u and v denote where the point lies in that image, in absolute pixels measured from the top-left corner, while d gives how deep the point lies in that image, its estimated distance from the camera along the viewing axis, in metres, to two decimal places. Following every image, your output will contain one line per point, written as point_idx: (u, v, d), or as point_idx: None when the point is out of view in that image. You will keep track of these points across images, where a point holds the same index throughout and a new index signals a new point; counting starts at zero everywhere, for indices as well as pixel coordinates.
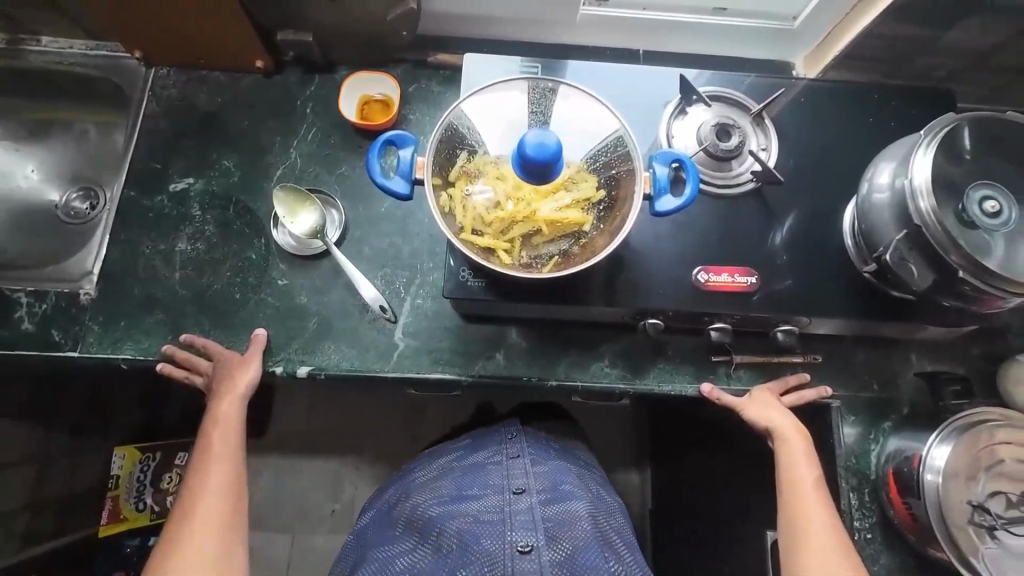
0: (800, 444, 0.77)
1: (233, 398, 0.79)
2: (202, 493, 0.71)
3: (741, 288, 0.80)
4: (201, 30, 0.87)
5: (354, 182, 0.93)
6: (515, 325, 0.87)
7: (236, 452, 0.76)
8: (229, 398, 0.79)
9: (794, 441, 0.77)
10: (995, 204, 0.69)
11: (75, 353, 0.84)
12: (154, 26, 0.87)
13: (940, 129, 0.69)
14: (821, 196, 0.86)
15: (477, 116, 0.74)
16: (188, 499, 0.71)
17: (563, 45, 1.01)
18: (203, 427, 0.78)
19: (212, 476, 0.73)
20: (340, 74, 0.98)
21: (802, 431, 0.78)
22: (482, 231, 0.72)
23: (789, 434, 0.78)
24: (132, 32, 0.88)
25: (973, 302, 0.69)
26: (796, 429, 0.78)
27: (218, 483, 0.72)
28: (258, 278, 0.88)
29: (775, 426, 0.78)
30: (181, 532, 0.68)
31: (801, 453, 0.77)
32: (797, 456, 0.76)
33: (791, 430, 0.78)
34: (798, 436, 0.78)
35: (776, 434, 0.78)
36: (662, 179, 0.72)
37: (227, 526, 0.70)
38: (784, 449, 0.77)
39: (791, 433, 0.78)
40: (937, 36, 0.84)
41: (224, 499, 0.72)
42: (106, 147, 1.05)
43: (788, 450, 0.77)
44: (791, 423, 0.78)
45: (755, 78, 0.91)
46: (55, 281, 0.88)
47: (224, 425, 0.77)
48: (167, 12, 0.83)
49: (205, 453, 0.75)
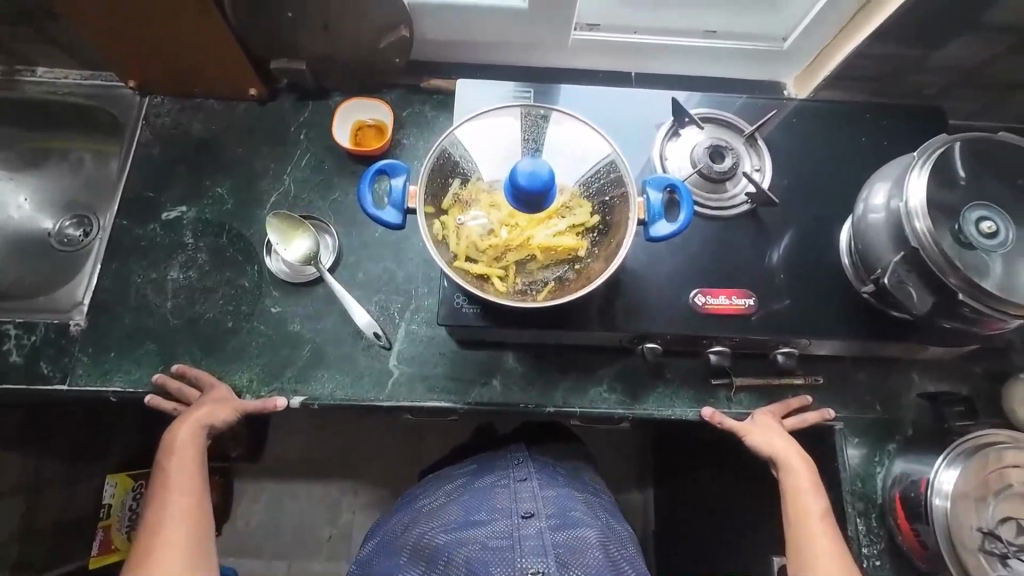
0: (803, 466, 0.76)
1: (192, 422, 0.78)
2: (164, 521, 0.71)
3: (739, 310, 0.79)
4: (200, 39, 0.83)
5: (347, 207, 0.92)
6: (512, 350, 0.85)
7: (197, 475, 0.75)
8: (185, 422, 0.77)
9: (797, 465, 0.76)
10: (992, 225, 0.69)
11: (64, 386, 0.83)
12: (147, 31, 0.82)
13: (933, 150, 0.69)
14: (817, 216, 0.85)
15: (470, 142, 0.74)
16: (150, 527, 0.71)
17: (554, 67, 1.01)
18: (159, 454, 0.77)
19: (170, 505, 0.72)
20: (334, 99, 0.98)
21: (805, 455, 0.77)
22: (477, 259, 0.71)
23: (791, 458, 0.76)
24: (120, 36, 0.83)
25: (976, 324, 0.68)
26: (800, 454, 0.77)
27: (178, 510, 0.72)
28: (251, 306, 0.87)
29: (777, 451, 0.77)
30: (146, 560, 0.68)
31: (806, 479, 0.75)
32: (803, 482, 0.75)
33: (793, 454, 0.77)
34: (802, 461, 0.76)
35: (779, 460, 0.77)
36: (656, 205, 0.72)
37: (192, 550, 0.70)
38: (789, 476, 0.76)
39: (794, 457, 0.76)
40: (925, 55, 0.85)
41: (186, 524, 0.71)
42: (101, 174, 1.04)
43: (792, 474, 0.76)
44: (793, 446, 0.77)
45: (747, 99, 0.91)
46: (46, 312, 0.87)
47: (181, 450, 0.76)
48: (163, 15, 0.78)
49: (165, 480, 0.74)
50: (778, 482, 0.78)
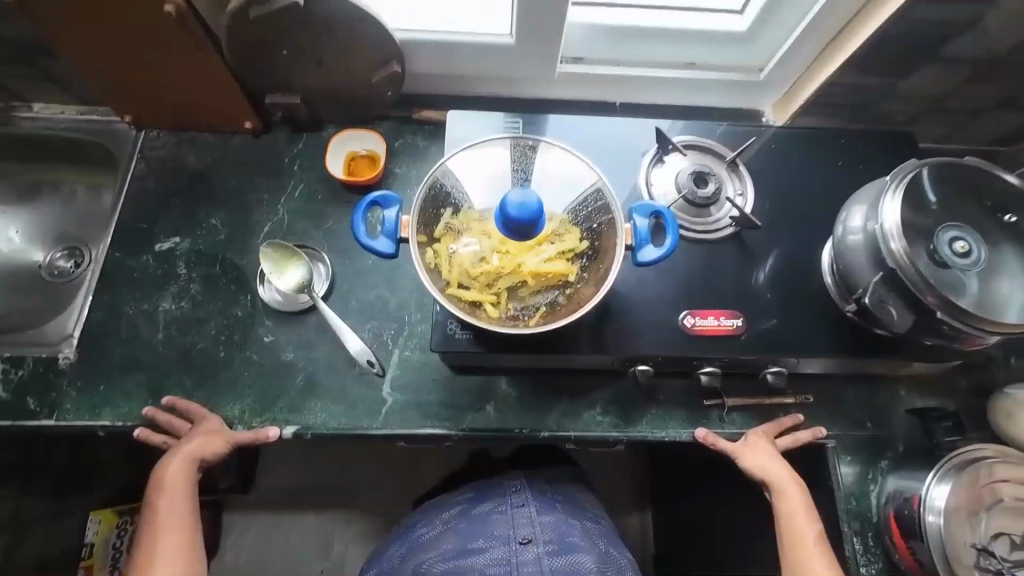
0: (796, 490, 0.76)
1: (184, 458, 0.76)
2: (156, 561, 0.70)
3: (727, 331, 0.81)
4: (202, 67, 0.84)
5: (340, 236, 0.94)
6: (505, 375, 0.86)
7: (189, 512, 0.74)
8: (176, 458, 0.76)
9: (789, 488, 0.76)
10: (964, 244, 0.72)
11: (50, 421, 0.82)
12: (149, 53, 0.81)
13: (905, 174, 0.72)
14: (798, 237, 0.88)
15: (460, 172, 0.76)
16: (140, 568, 0.70)
17: (541, 98, 1.04)
18: (149, 490, 0.75)
19: (162, 545, 0.71)
20: (328, 131, 1.00)
21: (798, 479, 0.77)
22: (469, 285, 0.72)
23: (784, 482, 0.77)
24: (119, 54, 0.81)
25: (956, 341, 0.70)
26: (793, 478, 0.77)
27: (170, 549, 0.71)
28: (243, 336, 0.87)
29: (771, 474, 0.77)
30: None
31: (800, 504, 0.75)
32: (796, 507, 0.75)
33: (786, 478, 0.77)
34: (796, 484, 0.77)
35: (773, 484, 0.77)
36: (642, 230, 0.74)
37: None
38: (783, 500, 0.76)
39: (787, 481, 0.77)
40: (893, 84, 0.90)
41: (178, 564, 0.70)
42: (94, 206, 1.05)
43: (786, 498, 0.76)
44: (786, 470, 0.78)
45: (728, 127, 0.94)
46: (35, 345, 0.86)
47: (172, 486, 0.75)
48: (172, 41, 0.78)
49: (156, 518, 0.73)
50: (771, 505, 0.79)
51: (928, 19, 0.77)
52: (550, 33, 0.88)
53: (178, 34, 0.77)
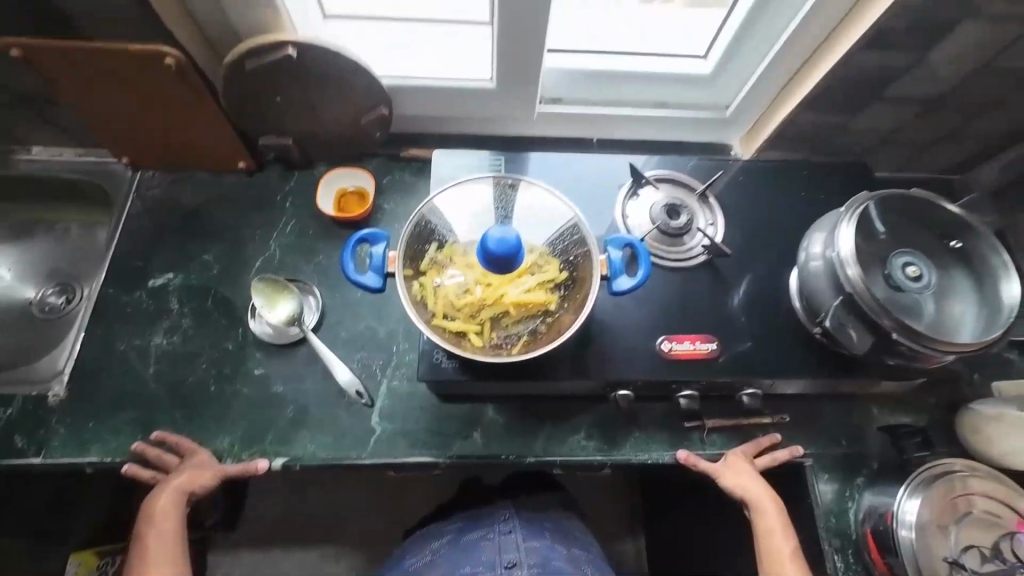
0: (774, 509, 0.79)
1: (172, 492, 0.78)
2: None
3: (703, 355, 0.84)
4: (202, 112, 0.88)
5: (330, 270, 0.97)
6: (491, 403, 0.88)
7: (177, 546, 0.76)
8: (165, 492, 0.77)
9: (767, 505, 0.79)
10: (916, 268, 0.78)
11: (38, 459, 0.82)
12: (151, 98, 0.85)
13: (857, 206, 0.78)
14: (767, 264, 0.93)
15: (444, 208, 0.80)
16: None
17: (523, 135, 1.10)
18: (138, 524, 0.77)
19: None
20: (318, 169, 1.05)
21: (776, 498, 0.80)
22: (454, 316, 0.76)
23: (763, 500, 0.79)
24: (123, 98, 0.85)
25: (915, 359, 0.75)
26: (771, 497, 0.79)
27: None
28: (234, 369, 0.89)
29: (750, 493, 0.80)
30: None
31: (777, 523, 0.78)
32: (773, 525, 0.78)
33: (765, 497, 0.79)
34: (773, 503, 0.79)
35: (752, 503, 0.80)
36: (617, 262, 0.79)
37: None
38: (761, 519, 0.79)
39: (766, 500, 0.79)
40: (847, 120, 0.97)
41: None
42: (88, 244, 1.08)
43: (763, 516, 0.79)
44: (765, 489, 0.80)
45: (698, 161, 1.00)
46: (25, 383, 0.87)
47: (161, 519, 0.76)
48: (174, 88, 0.84)
49: (144, 552, 0.74)
50: (751, 523, 0.81)
51: (872, 63, 0.85)
52: (528, 77, 0.95)
53: (182, 83, 0.82)
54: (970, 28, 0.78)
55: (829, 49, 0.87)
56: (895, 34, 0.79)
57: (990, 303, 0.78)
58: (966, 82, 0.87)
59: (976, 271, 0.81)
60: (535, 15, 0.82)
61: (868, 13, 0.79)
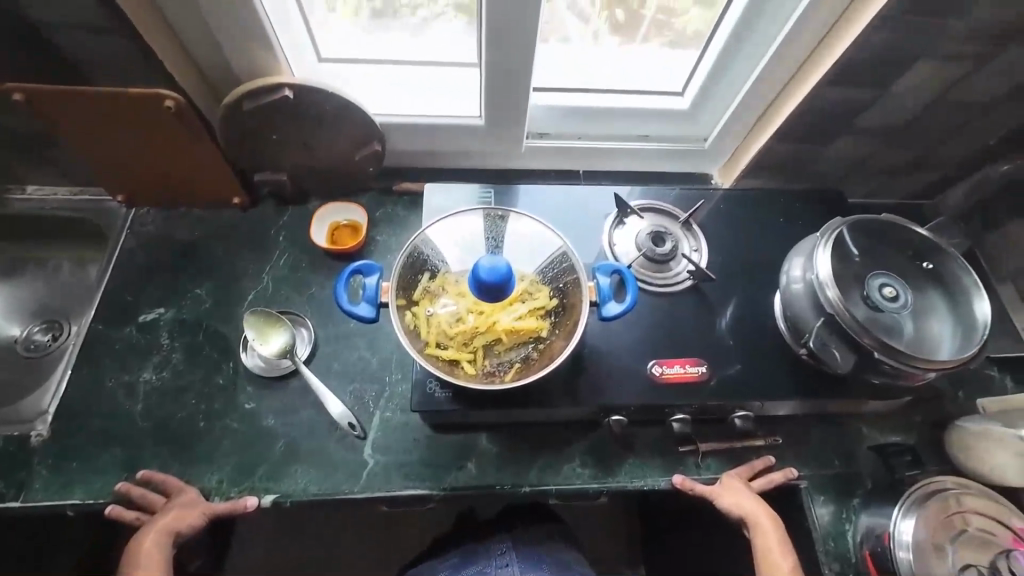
0: (772, 526, 0.79)
1: (159, 532, 0.75)
2: None
3: (693, 378, 0.86)
4: (200, 152, 0.91)
5: (322, 302, 0.97)
6: (485, 432, 0.87)
7: None
8: (152, 532, 0.75)
9: (765, 524, 0.79)
10: (892, 289, 0.82)
11: (17, 502, 0.79)
12: (151, 139, 0.88)
13: (832, 230, 0.82)
14: (751, 288, 0.96)
15: (436, 239, 0.82)
16: None
17: (511, 168, 1.14)
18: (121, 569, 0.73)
19: None
20: (311, 203, 1.07)
21: (773, 515, 0.80)
22: (446, 344, 0.77)
23: (761, 518, 0.79)
24: (123, 138, 0.88)
25: (899, 377, 0.77)
26: (768, 514, 0.79)
27: None
28: (224, 404, 0.88)
29: (748, 512, 0.80)
30: None
31: (777, 541, 0.77)
32: (773, 544, 0.77)
33: (763, 515, 0.79)
34: (771, 521, 0.79)
35: (751, 522, 0.79)
36: (605, 288, 0.82)
37: None
38: (760, 538, 0.78)
39: (764, 516, 0.79)
40: (818, 150, 1.02)
41: None
42: (78, 281, 1.08)
43: (762, 534, 0.78)
44: (762, 506, 0.80)
45: (680, 190, 1.04)
46: (7, 423, 0.85)
47: (146, 562, 0.73)
48: (174, 129, 0.86)
49: None
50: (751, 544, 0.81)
51: (838, 97, 0.90)
52: (516, 113, 0.99)
53: (183, 125, 0.85)
54: (923, 66, 0.84)
55: (797, 85, 0.93)
56: (856, 71, 0.85)
57: (965, 321, 0.81)
58: (925, 113, 0.93)
59: (950, 291, 0.85)
60: (521, 56, 0.87)
61: (831, 53, 0.85)
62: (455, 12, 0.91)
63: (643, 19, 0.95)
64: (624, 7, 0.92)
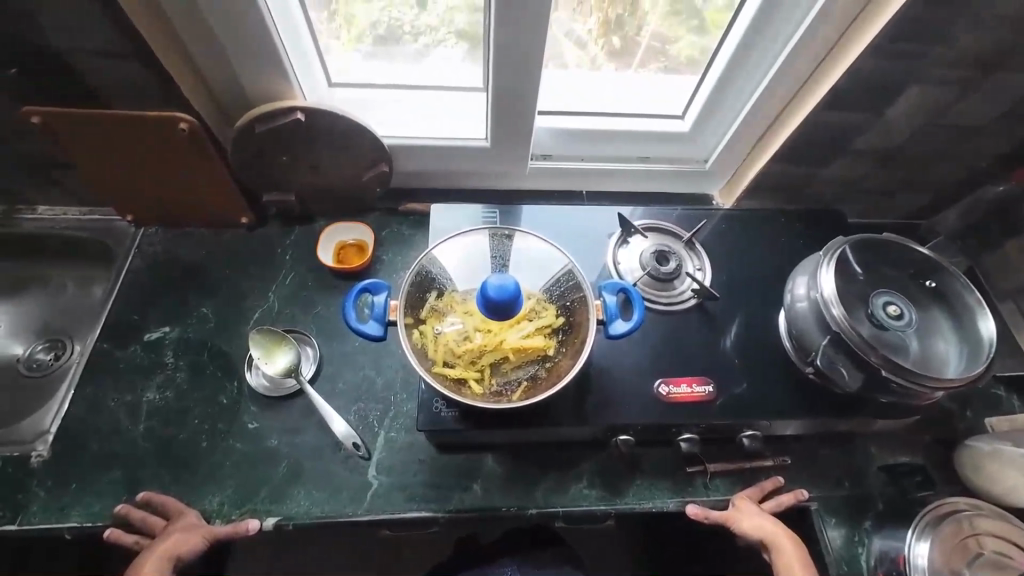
0: (792, 546, 0.78)
1: (158, 556, 0.74)
2: None
3: (700, 397, 0.85)
4: (210, 173, 0.93)
5: (328, 320, 0.97)
6: (491, 452, 0.86)
7: None
8: (153, 556, 0.74)
9: (786, 544, 0.78)
10: (895, 307, 0.82)
11: (13, 526, 0.78)
12: (163, 159, 0.90)
13: (835, 249, 0.83)
14: (754, 306, 0.96)
15: (443, 258, 0.83)
16: None
17: (515, 189, 1.16)
18: None
19: None
20: (318, 223, 1.08)
21: (791, 534, 0.79)
22: (454, 363, 0.77)
23: (781, 539, 0.78)
24: (135, 159, 0.90)
25: (908, 396, 0.77)
26: (786, 533, 0.79)
27: None
28: (227, 424, 0.87)
29: (766, 532, 0.79)
30: None
31: (799, 563, 0.76)
32: (796, 566, 0.76)
33: (782, 537, 0.78)
34: (791, 542, 0.78)
35: (771, 544, 0.79)
36: (612, 306, 0.81)
37: None
38: (782, 561, 0.77)
39: (784, 539, 0.78)
40: (816, 171, 1.04)
41: None
42: (82, 299, 1.08)
43: (784, 557, 0.77)
44: (781, 528, 0.79)
45: (682, 210, 1.06)
46: (7, 444, 0.84)
47: None
48: (185, 151, 0.88)
49: None
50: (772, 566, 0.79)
51: (834, 121, 0.93)
52: (519, 136, 1.01)
53: (194, 147, 0.87)
54: (915, 91, 0.86)
55: (795, 109, 0.95)
56: (850, 95, 0.88)
57: (971, 339, 0.82)
58: (920, 136, 0.95)
59: (954, 309, 0.85)
60: (522, 79, 0.90)
61: (827, 79, 0.88)
62: (456, 38, 0.93)
63: (639, 46, 0.98)
64: (619, 34, 0.95)
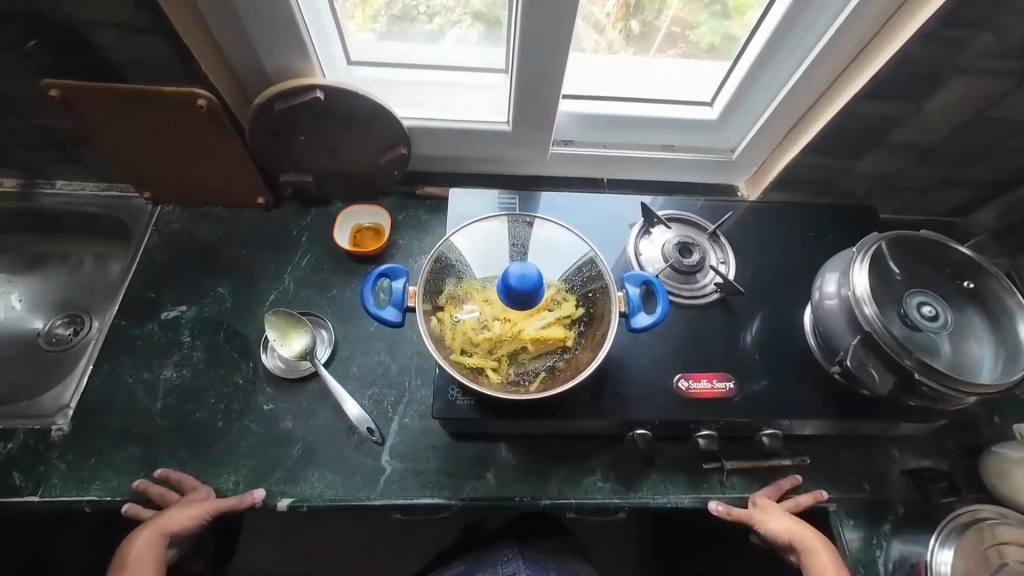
0: (824, 550, 0.76)
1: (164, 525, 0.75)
2: None
3: (720, 394, 0.83)
4: (224, 151, 0.92)
5: (343, 304, 0.97)
6: (504, 441, 0.86)
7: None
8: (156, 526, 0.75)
9: (818, 550, 0.76)
10: (930, 309, 0.80)
11: (35, 497, 0.79)
12: (178, 136, 0.89)
13: (869, 246, 0.80)
14: (778, 303, 0.93)
15: (463, 246, 0.81)
16: None
17: (536, 175, 1.13)
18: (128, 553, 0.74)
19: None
20: (335, 206, 1.06)
21: (824, 540, 0.78)
22: (471, 352, 0.76)
23: (814, 545, 0.77)
24: (150, 136, 0.88)
25: (938, 400, 0.75)
26: (816, 536, 0.78)
27: None
28: (242, 404, 0.88)
29: (795, 534, 0.78)
30: None
31: (830, 567, 0.75)
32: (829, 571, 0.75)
33: (814, 541, 0.77)
34: (823, 546, 0.77)
35: (800, 546, 0.77)
36: (635, 298, 0.79)
37: None
38: (814, 563, 0.76)
39: (818, 545, 0.77)
40: (849, 164, 1.00)
41: None
42: (100, 275, 1.08)
43: (817, 562, 0.76)
44: (813, 534, 0.78)
45: (706, 202, 1.02)
46: (26, 417, 0.85)
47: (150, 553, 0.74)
48: (201, 128, 0.87)
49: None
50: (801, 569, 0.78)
51: (871, 112, 0.88)
52: (539, 123, 0.98)
53: (211, 124, 0.86)
54: (960, 83, 0.82)
55: (830, 98, 0.91)
56: (892, 85, 0.83)
57: (1008, 344, 0.79)
58: (960, 131, 0.91)
59: (991, 312, 0.82)
60: (546, 64, 0.87)
61: (868, 67, 0.83)
62: (472, 19, 0.91)
63: (659, 31, 0.94)
64: (638, 18, 0.91)
